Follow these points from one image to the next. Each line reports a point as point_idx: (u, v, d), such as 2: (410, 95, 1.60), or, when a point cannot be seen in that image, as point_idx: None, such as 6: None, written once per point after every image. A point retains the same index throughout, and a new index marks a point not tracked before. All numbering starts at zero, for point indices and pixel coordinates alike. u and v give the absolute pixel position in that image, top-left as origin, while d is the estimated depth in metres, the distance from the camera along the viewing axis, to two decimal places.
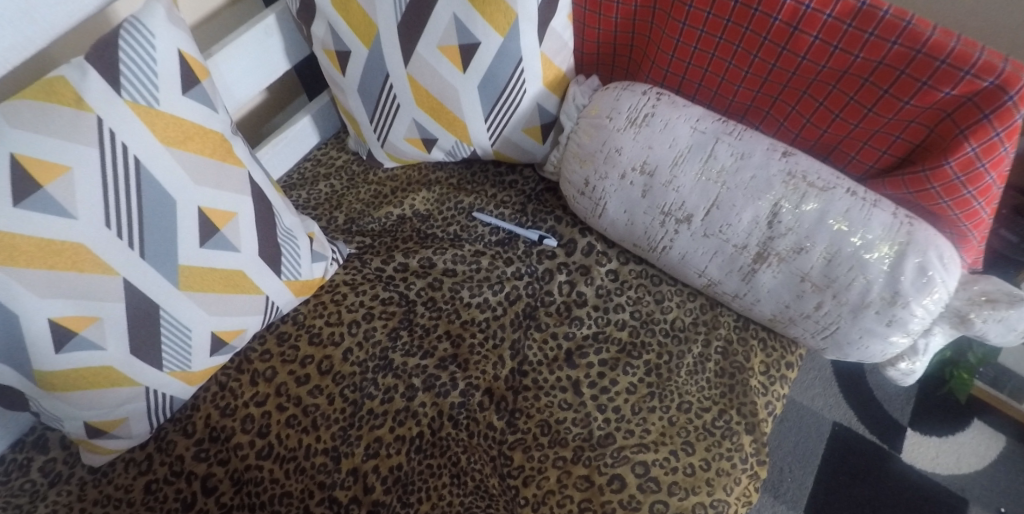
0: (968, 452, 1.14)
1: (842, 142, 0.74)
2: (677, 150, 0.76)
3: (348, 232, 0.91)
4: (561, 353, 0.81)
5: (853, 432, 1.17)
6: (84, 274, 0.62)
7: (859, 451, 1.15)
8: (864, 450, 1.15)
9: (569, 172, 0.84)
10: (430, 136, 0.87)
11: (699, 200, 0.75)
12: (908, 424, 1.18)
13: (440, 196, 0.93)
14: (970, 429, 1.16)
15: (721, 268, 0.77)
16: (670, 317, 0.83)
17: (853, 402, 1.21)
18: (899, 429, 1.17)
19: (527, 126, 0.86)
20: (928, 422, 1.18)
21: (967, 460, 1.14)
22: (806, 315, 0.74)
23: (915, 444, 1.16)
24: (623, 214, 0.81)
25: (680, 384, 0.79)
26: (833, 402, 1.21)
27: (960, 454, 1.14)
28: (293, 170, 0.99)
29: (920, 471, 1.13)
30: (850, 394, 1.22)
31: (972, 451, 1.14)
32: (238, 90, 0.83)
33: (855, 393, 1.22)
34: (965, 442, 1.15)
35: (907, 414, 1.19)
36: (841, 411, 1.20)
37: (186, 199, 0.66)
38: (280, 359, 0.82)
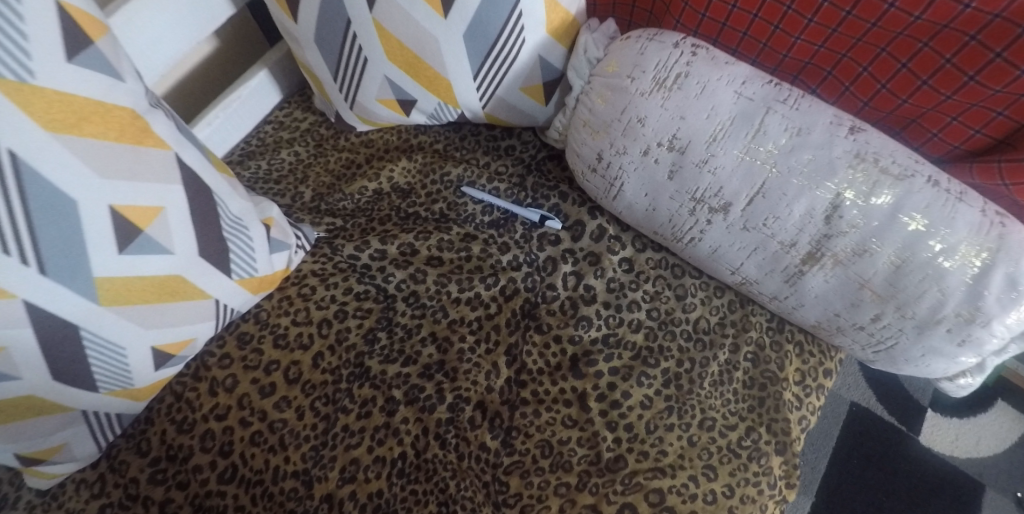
0: (989, 434, 1.07)
1: (924, 116, 0.58)
2: (715, 122, 0.60)
3: (315, 211, 0.78)
4: (565, 359, 0.69)
5: (869, 413, 1.09)
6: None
7: (875, 434, 1.07)
8: (880, 433, 1.08)
9: (579, 143, 0.69)
10: (407, 96, 0.72)
11: (740, 186, 0.61)
12: (928, 405, 1.09)
13: (423, 167, 0.79)
14: (993, 411, 1.08)
15: (760, 267, 0.64)
16: (692, 317, 0.71)
17: (871, 381, 1.12)
18: (919, 410, 1.09)
19: (526, 84, 0.71)
20: (949, 402, 1.10)
21: (987, 443, 1.06)
22: (858, 327, 0.62)
23: (935, 425, 1.08)
24: (644, 198, 0.67)
25: (703, 397, 0.68)
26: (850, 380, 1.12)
27: (980, 437, 1.07)
28: (251, 134, 0.86)
29: (939, 455, 1.06)
30: (870, 375, 1.13)
31: (992, 433, 1.07)
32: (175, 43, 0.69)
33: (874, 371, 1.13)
34: (986, 424, 1.07)
35: (929, 394, 1.10)
36: (860, 391, 1.11)
37: (91, 199, 0.52)
38: (242, 365, 0.71)
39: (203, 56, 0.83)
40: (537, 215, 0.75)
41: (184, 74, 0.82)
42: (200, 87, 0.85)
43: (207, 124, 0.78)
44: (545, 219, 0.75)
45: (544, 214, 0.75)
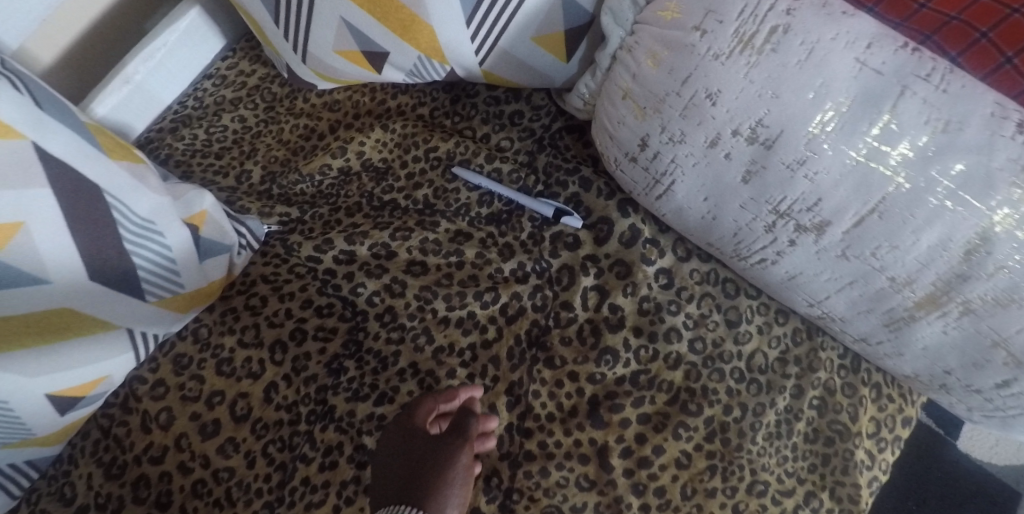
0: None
1: None
2: (821, 106, 0.41)
3: (266, 196, 0.61)
4: (582, 402, 0.54)
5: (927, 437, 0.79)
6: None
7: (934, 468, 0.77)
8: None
9: (614, 121, 0.51)
10: (375, 47, 0.52)
11: (847, 201, 0.43)
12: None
13: (402, 139, 0.61)
14: None
15: (851, 304, 0.48)
16: (746, 351, 0.56)
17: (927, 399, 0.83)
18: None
19: (540, 32, 0.51)
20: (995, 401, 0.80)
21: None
22: (972, 389, 0.47)
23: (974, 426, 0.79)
24: (702, 202, 0.49)
25: (755, 455, 0.54)
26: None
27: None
28: (188, 93, 0.68)
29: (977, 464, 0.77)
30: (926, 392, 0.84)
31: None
32: None
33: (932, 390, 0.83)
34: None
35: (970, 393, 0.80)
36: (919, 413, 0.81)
37: None
38: (180, 395, 0.57)
39: None
40: (554, 208, 0.57)
41: (98, 15, 0.66)
42: (116, 28, 0.68)
43: (125, 81, 0.62)
44: (564, 215, 0.57)
45: (562, 207, 0.58)
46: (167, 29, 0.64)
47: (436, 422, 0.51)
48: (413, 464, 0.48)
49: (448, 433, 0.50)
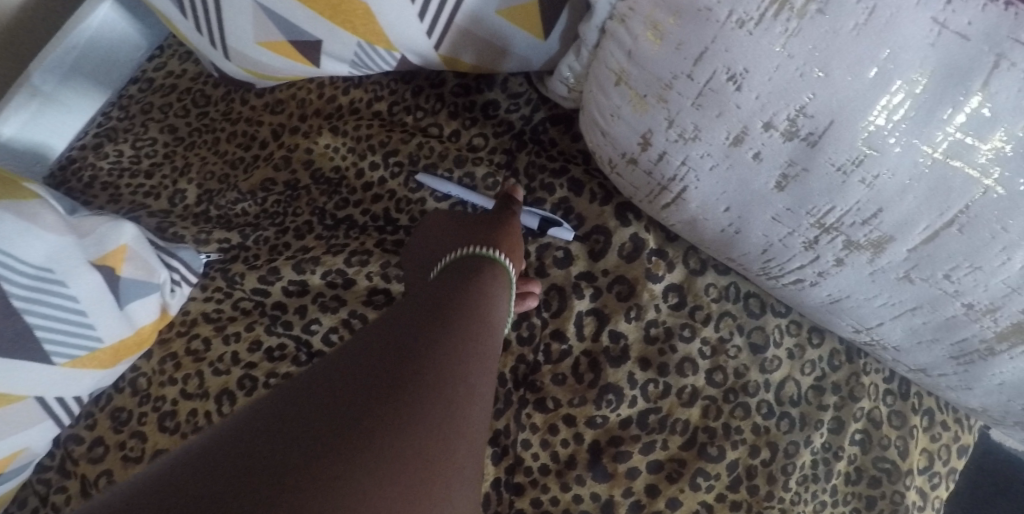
0: None
1: None
2: (885, 88, 0.30)
3: (204, 218, 0.53)
4: (581, 449, 0.46)
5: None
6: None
7: None
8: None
9: (606, 115, 0.41)
10: (304, 36, 0.43)
11: (913, 212, 0.33)
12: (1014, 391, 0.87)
13: (356, 142, 0.51)
14: None
15: (912, 331, 0.38)
16: (775, 380, 0.47)
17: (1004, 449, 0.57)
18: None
19: (504, 5, 0.40)
20: None
21: None
22: None
23: None
24: (721, 212, 0.39)
25: (788, 504, 0.45)
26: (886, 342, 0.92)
27: None
28: (113, 101, 0.59)
29: None
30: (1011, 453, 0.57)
31: None
32: None
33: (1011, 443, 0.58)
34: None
35: None
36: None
37: None
38: (120, 456, 0.49)
39: None
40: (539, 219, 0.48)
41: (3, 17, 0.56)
42: (19, 24, 0.58)
43: (32, 94, 0.54)
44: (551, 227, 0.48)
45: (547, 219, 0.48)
46: (75, 28, 0.55)
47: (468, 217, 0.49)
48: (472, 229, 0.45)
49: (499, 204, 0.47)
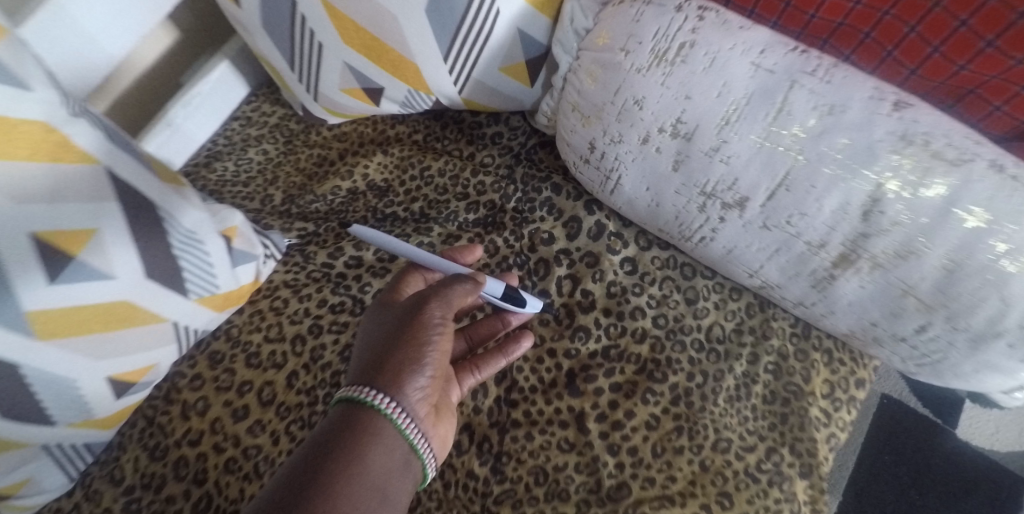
0: (1009, 427, 0.99)
1: (987, 85, 0.46)
2: (726, 101, 0.51)
3: (286, 216, 0.71)
4: (560, 376, 0.62)
5: (901, 410, 1.01)
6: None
7: (891, 450, 0.98)
8: (913, 428, 1.00)
9: (568, 130, 0.60)
10: (372, 84, 0.62)
11: (757, 177, 0.51)
12: (965, 395, 1.02)
13: (401, 161, 0.72)
14: None
15: (783, 270, 0.55)
16: (704, 324, 0.63)
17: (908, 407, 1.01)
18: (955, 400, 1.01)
19: (505, 63, 0.60)
20: None
21: (1005, 438, 0.98)
22: (899, 338, 0.53)
23: (973, 418, 1.00)
24: (645, 192, 0.58)
25: (717, 415, 0.60)
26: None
27: (999, 426, 0.99)
28: (218, 132, 0.80)
29: (976, 447, 0.98)
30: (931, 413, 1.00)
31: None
32: (119, 35, 0.69)
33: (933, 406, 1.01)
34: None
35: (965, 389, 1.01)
36: (891, 385, 1.02)
37: (8, 227, 0.47)
38: (214, 386, 0.66)
39: (162, 52, 0.79)
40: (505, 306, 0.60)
41: (144, 70, 0.78)
42: (155, 79, 0.80)
43: (167, 125, 0.74)
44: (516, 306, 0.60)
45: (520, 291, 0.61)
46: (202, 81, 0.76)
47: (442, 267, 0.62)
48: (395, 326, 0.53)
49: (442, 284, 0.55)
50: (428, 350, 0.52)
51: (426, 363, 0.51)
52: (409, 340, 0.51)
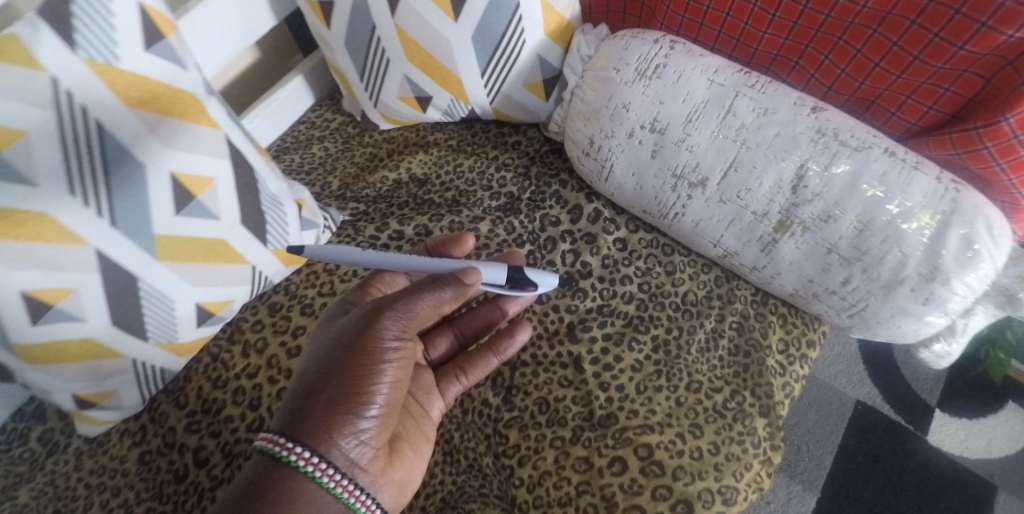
0: (978, 434, 1.06)
1: (881, 96, 0.64)
2: (692, 105, 0.67)
3: (341, 198, 0.85)
4: (562, 326, 0.77)
5: (875, 414, 1.09)
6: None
7: (866, 450, 1.06)
8: (887, 433, 1.08)
9: (573, 130, 0.76)
10: (424, 93, 0.78)
11: (714, 161, 0.67)
12: (936, 405, 1.09)
13: (439, 159, 0.86)
14: (1004, 411, 1.08)
15: (738, 237, 0.70)
16: (681, 290, 0.77)
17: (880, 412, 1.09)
18: (927, 409, 1.09)
19: (527, 81, 0.76)
20: (958, 403, 1.09)
21: (973, 445, 1.06)
22: (831, 291, 0.67)
23: (943, 425, 1.07)
24: (632, 177, 0.73)
25: (690, 361, 0.73)
26: (825, 362, 1.15)
27: (967, 434, 1.06)
28: (286, 134, 0.93)
29: (948, 454, 1.05)
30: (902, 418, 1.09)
31: (1003, 434, 1.06)
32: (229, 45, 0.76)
33: (906, 412, 1.09)
34: (997, 425, 1.07)
35: (936, 396, 1.10)
36: (865, 390, 1.11)
37: (158, 165, 0.62)
38: (272, 329, 0.80)
39: (245, 67, 0.92)
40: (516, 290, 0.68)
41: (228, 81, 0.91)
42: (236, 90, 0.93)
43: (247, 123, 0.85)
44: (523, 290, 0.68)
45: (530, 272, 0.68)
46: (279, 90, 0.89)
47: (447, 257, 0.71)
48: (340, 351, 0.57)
49: (393, 309, 0.58)
50: (374, 381, 0.56)
51: (370, 395, 0.56)
52: (352, 373, 0.56)
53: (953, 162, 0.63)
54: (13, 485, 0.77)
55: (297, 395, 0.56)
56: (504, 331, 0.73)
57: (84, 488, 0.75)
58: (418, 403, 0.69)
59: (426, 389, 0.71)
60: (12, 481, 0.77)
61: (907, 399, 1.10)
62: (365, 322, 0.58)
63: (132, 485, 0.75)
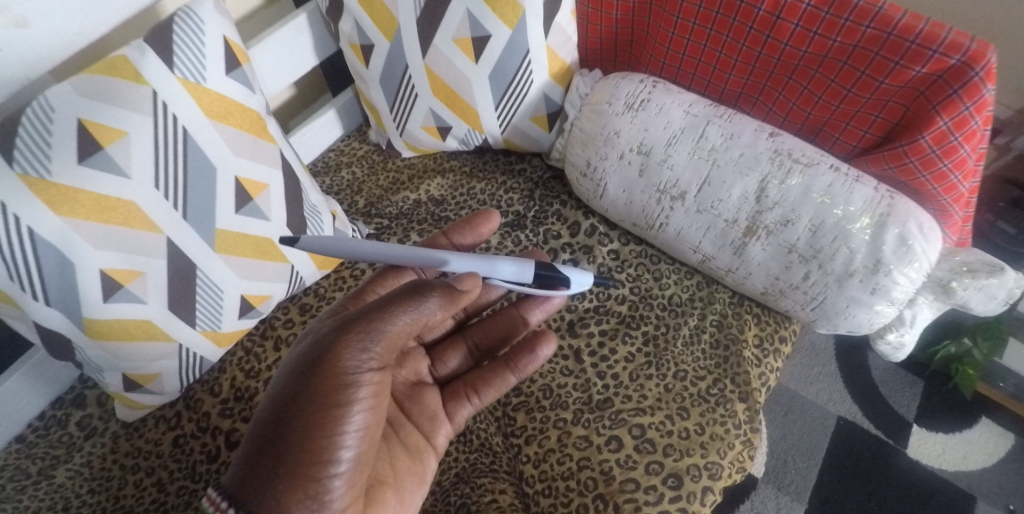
0: (954, 449, 1.14)
1: (827, 123, 0.78)
2: (672, 131, 0.80)
3: (367, 215, 0.97)
4: (564, 323, 0.87)
5: (857, 428, 1.17)
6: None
7: (849, 463, 1.13)
8: (867, 446, 1.15)
9: (572, 155, 0.89)
10: (445, 124, 0.92)
11: (691, 178, 0.79)
12: (914, 420, 1.17)
13: (454, 183, 0.98)
14: (979, 426, 1.17)
15: (714, 242, 0.81)
16: (667, 293, 0.87)
17: (863, 427, 1.17)
18: (905, 424, 1.17)
19: (534, 114, 0.90)
20: (935, 418, 1.17)
21: (950, 458, 1.14)
22: (794, 287, 0.78)
23: (921, 440, 1.15)
24: (622, 193, 0.85)
25: (676, 354, 0.83)
26: (807, 379, 1.23)
27: (945, 447, 1.14)
28: (317, 159, 1.05)
29: (927, 466, 1.13)
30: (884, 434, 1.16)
31: (979, 448, 1.14)
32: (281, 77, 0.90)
33: (886, 426, 1.17)
34: (972, 439, 1.15)
35: (913, 411, 1.18)
36: (846, 406, 1.19)
37: (226, 169, 0.74)
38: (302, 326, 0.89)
39: (284, 100, 1.05)
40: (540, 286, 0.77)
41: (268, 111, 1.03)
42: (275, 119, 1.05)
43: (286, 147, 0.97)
44: (547, 287, 0.77)
45: (562, 270, 0.77)
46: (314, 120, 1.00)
47: (467, 235, 0.81)
48: (296, 396, 0.58)
49: (355, 342, 0.59)
50: (344, 419, 0.58)
51: (342, 433, 0.58)
52: (319, 415, 0.57)
53: (888, 176, 0.76)
54: (51, 466, 0.83)
55: (259, 444, 0.57)
56: (522, 348, 0.76)
57: (119, 469, 0.82)
58: (422, 431, 0.73)
59: (433, 413, 0.75)
60: (50, 462, 0.83)
61: (887, 415, 1.18)
62: (325, 360, 0.58)
63: (167, 465, 0.82)
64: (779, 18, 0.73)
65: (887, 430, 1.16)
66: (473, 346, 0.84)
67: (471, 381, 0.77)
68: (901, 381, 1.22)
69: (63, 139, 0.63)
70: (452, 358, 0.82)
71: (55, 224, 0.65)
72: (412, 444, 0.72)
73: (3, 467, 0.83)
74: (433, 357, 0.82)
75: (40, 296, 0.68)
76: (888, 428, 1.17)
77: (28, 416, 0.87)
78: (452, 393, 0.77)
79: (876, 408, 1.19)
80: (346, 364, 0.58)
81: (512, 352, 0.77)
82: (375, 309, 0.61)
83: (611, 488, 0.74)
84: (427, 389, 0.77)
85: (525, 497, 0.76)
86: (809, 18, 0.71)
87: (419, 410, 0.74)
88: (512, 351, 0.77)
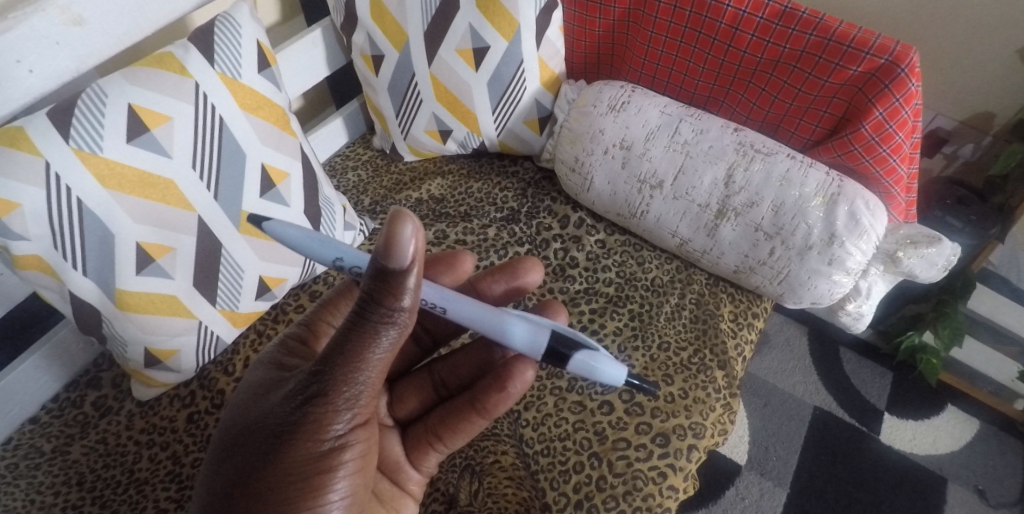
0: (924, 434, 1.23)
1: (783, 119, 0.89)
2: (649, 129, 0.91)
3: (372, 212, 1.05)
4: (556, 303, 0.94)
5: (833, 416, 1.25)
6: (13, 152, 0.68)
7: (827, 448, 1.21)
8: (842, 433, 1.23)
9: (561, 153, 0.99)
10: (446, 128, 1.02)
11: (668, 168, 0.90)
12: (885, 408, 1.26)
13: (452, 184, 1.08)
14: (946, 413, 1.26)
15: (689, 226, 0.90)
16: (650, 275, 0.96)
17: (839, 415, 1.25)
18: (877, 412, 1.26)
19: (526, 118, 1.01)
20: (905, 407, 1.26)
21: (921, 441, 1.22)
22: (762, 263, 0.87)
23: (893, 426, 1.24)
24: (607, 185, 0.95)
25: (660, 327, 0.91)
26: (784, 373, 1.31)
27: (916, 433, 1.23)
28: (326, 163, 1.14)
29: (900, 451, 1.21)
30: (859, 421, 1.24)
31: (947, 433, 1.23)
32: (298, 84, 1.00)
33: (860, 414, 1.25)
34: (940, 425, 1.24)
35: (884, 400, 1.27)
36: (821, 397, 1.27)
37: (254, 156, 0.82)
38: None
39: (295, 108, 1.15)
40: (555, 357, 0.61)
41: None
42: None
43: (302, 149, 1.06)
44: (572, 361, 0.60)
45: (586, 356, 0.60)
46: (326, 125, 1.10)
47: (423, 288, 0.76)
48: (283, 457, 0.52)
49: (335, 396, 0.51)
50: (333, 480, 0.52)
51: (331, 498, 0.52)
52: (312, 487, 0.52)
53: (839, 163, 0.87)
54: (66, 443, 0.86)
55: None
56: (489, 387, 0.65)
57: (134, 444, 0.86)
58: (390, 482, 0.68)
59: (396, 467, 0.69)
60: (65, 440, 0.87)
61: (860, 404, 1.27)
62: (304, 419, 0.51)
63: (181, 439, 0.86)
64: (738, 29, 0.85)
65: (861, 419, 1.25)
66: (440, 384, 0.76)
67: (432, 428, 0.70)
68: (872, 373, 1.31)
69: (116, 121, 0.71)
70: (415, 395, 0.76)
71: (102, 196, 0.72)
72: (386, 495, 0.67)
73: (17, 446, 0.86)
74: (395, 395, 0.76)
75: (79, 265, 0.73)
76: (861, 415, 1.25)
77: (42, 397, 0.90)
78: (416, 442, 0.70)
79: (850, 397, 1.27)
80: (332, 416, 0.52)
81: (478, 390, 0.66)
82: (341, 347, 0.51)
83: (604, 447, 0.80)
84: (389, 435, 0.72)
85: (526, 457, 0.82)
86: (762, 29, 0.84)
87: (382, 462, 0.69)
88: (479, 392, 0.67)
